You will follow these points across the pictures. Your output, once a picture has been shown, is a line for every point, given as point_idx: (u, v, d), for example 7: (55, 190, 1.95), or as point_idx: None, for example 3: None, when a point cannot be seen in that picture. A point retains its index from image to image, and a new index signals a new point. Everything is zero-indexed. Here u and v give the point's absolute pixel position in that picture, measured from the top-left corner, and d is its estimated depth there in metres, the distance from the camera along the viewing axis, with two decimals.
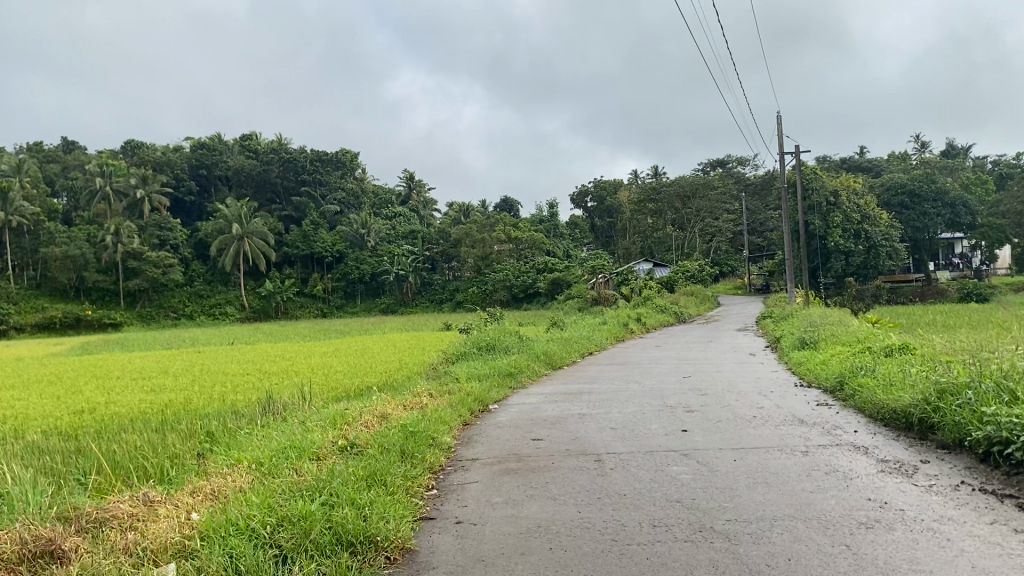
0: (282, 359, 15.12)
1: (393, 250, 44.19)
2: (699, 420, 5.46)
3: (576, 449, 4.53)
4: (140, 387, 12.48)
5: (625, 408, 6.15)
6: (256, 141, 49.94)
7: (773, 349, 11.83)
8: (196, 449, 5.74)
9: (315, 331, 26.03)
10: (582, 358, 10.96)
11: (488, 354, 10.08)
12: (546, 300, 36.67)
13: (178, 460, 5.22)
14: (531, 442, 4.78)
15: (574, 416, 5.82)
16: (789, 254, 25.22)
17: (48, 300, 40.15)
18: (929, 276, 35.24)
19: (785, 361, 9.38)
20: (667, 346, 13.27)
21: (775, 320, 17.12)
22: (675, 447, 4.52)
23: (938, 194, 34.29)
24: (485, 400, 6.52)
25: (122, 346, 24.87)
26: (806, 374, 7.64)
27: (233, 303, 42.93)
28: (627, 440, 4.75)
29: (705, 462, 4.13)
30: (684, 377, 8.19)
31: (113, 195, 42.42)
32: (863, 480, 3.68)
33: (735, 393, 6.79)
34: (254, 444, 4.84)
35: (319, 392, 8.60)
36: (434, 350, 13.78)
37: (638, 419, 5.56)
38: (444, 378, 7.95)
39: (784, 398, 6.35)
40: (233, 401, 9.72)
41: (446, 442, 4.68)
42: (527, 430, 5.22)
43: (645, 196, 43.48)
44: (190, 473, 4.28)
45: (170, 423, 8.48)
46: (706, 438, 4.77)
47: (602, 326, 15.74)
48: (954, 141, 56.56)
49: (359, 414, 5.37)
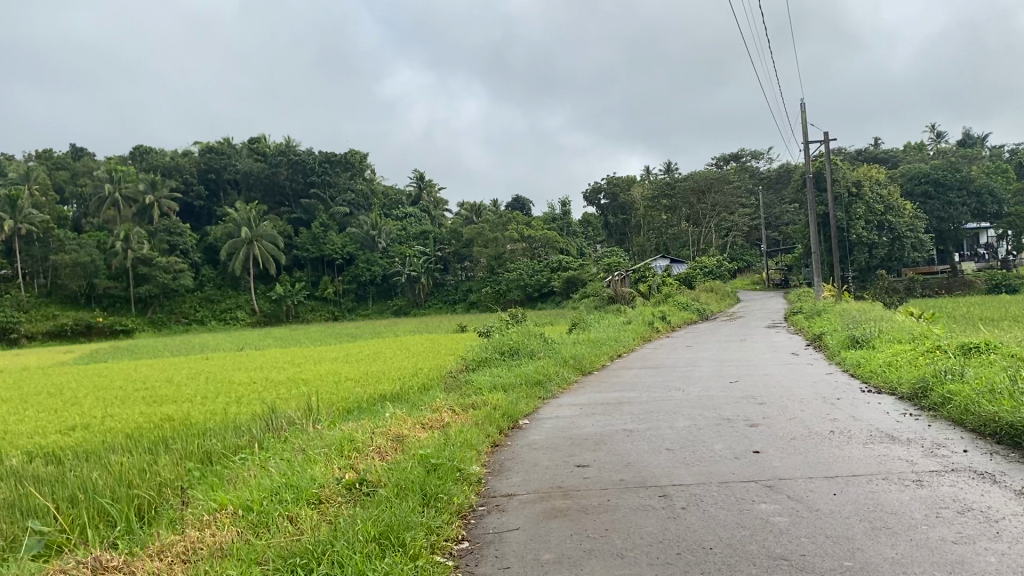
0: (291, 366, 14.39)
1: (405, 250, 43.41)
2: (770, 437, 4.65)
3: (633, 479, 3.75)
4: (140, 400, 11.74)
5: (677, 422, 5.35)
6: (265, 144, 49.44)
7: (817, 347, 10.97)
8: (179, 482, 4.93)
9: (326, 334, 25.32)
10: (611, 361, 10.12)
11: (511, 358, 9.28)
12: (560, 299, 35.97)
13: (154, 500, 4.43)
14: (576, 471, 3.98)
15: (620, 433, 5.03)
16: (817, 247, 24.15)
17: (59, 307, 39.68)
18: (954, 268, 34.35)
19: (838, 363, 8.51)
20: (698, 345, 12.40)
21: (806, 316, 16.25)
22: (752, 475, 3.73)
23: (962, 182, 33.35)
24: (514, 415, 5.72)
25: (131, 353, 24.23)
26: (871, 378, 6.81)
27: (245, 307, 42.36)
28: (693, 467, 3.96)
29: (800, 497, 3.34)
30: (731, 382, 7.37)
31: (123, 200, 41.85)
32: (1015, 525, 2.86)
33: (797, 402, 5.97)
34: (247, 479, 4.06)
35: (329, 406, 7.82)
36: (450, 355, 13.03)
37: (699, 436, 4.77)
38: (464, 388, 7.16)
39: (858, 408, 5.52)
40: (238, 415, 8.99)
41: (474, 473, 3.87)
42: (569, 454, 4.42)
43: (659, 192, 42.42)
44: (159, 522, 3.49)
45: (166, 443, 7.73)
46: (789, 463, 3.95)
47: (627, 326, 14.89)
48: (969, 130, 55.52)
49: (371, 438, 4.58)
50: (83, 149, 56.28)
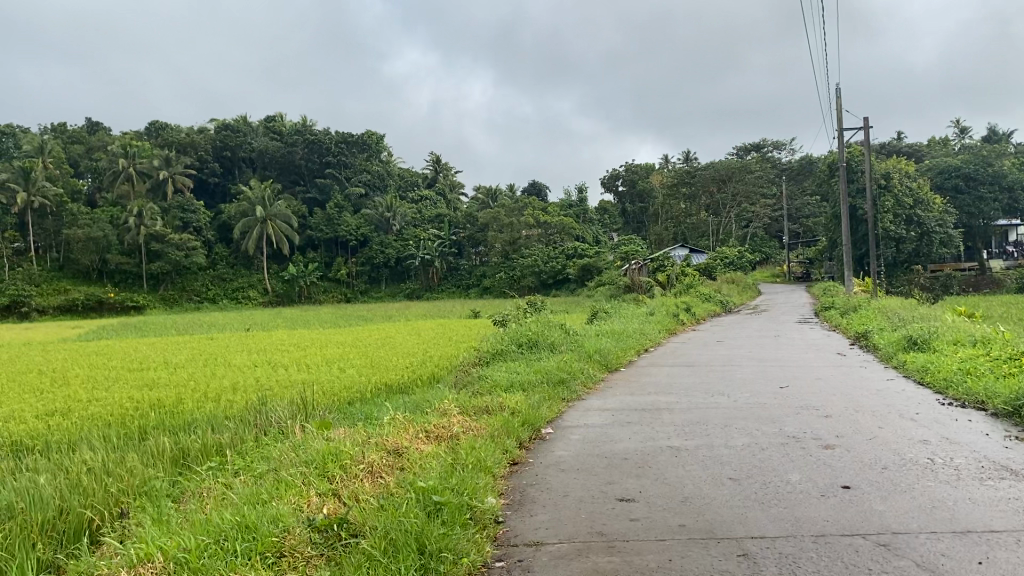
0: (294, 350, 13.62)
1: (419, 234, 42.48)
2: (855, 465, 3.76)
3: (699, 528, 2.88)
4: (132, 383, 10.96)
5: (732, 439, 4.45)
6: (281, 123, 48.83)
7: (863, 346, 10.02)
8: (120, 504, 4.03)
9: (338, 317, 24.48)
10: (640, 358, 9.21)
11: (528, 352, 8.40)
12: (576, 287, 35.55)
13: (82, 541, 3.53)
14: (620, 509, 3.13)
15: (665, 452, 4.15)
16: (848, 241, 23.04)
17: (70, 282, 38.97)
18: (983, 264, 33.09)
19: (897, 367, 7.56)
20: (729, 341, 11.45)
21: (840, 312, 15.33)
22: (854, 527, 2.83)
23: (994, 177, 31.97)
24: (536, 423, 4.84)
25: (136, 330, 23.53)
26: (948, 387, 5.92)
27: (257, 287, 41.73)
28: (769, 509, 3.08)
29: (935, 569, 2.44)
30: (782, 388, 6.47)
31: (137, 175, 40.94)
32: None
33: (869, 416, 5.04)
34: (198, 508, 3.19)
35: (323, 400, 6.95)
36: (463, 344, 12.15)
37: (768, 462, 3.87)
38: (476, 385, 6.27)
39: (950, 427, 4.61)
40: (226, 406, 8.16)
41: (490, 510, 3.00)
42: (607, 482, 3.56)
43: (680, 180, 41.19)
44: None
45: (141, 437, 6.86)
46: (893, 507, 3.08)
47: (652, 318, 14.03)
48: (995, 126, 54.29)
49: (360, 452, 3.72)
50: (98, 123, 55.57)
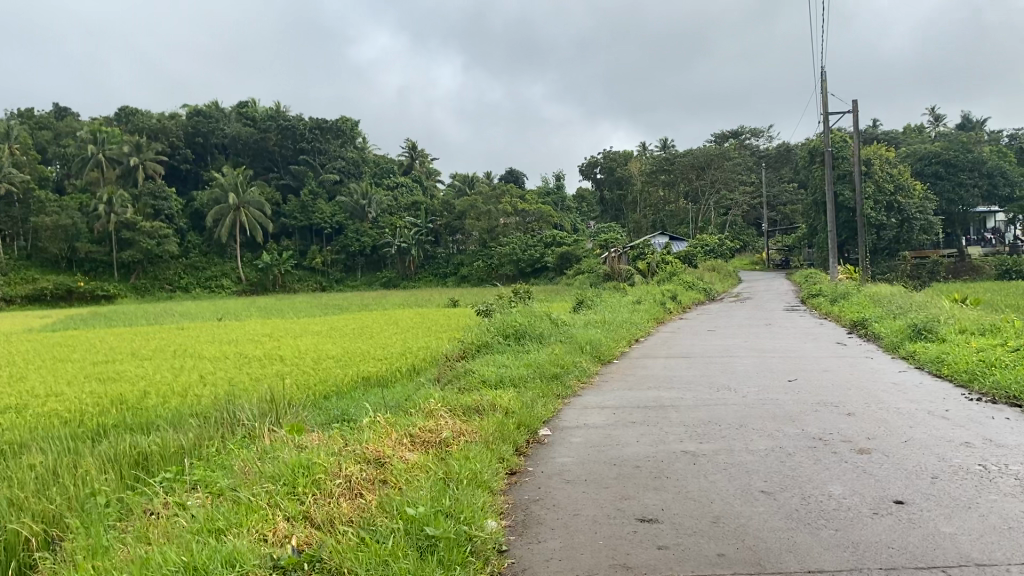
0: (266, 341, 13.03)
1: (396, 221, 41.72)
2: (900, 474, 3.31)
3: (742, 559, 2.41)
4: (98, 377, 10.31)
5: (752, 442, 3.99)
6: (253, 108, 47.82)
7: (861, 334, 9.63)
8: (59, 519, 3.45)
9: (316, 306, 23.81)
10: (631, 349, 8.74)
11: (515, 343, 7.92)
12: (554, 275, 34.65)
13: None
14: (643, 534, 2.65)
15: (681, 458, 3.68)
16: (831, 229, 22.68)
17: (39, 270, 37.93)
18: (962, 251, 32.95)
19: (905, 357, 7.16)
20: (721, 329, 11.03)
21: (828, 299, 15.00)
22: (928, 558, 2.38)
23: (974, 163, 31.86)
24: (533, 425, 4.36)
25: (104, 320, 22.70)
26: (970, 380, 5.51)
27: (230, 276, 40.95)
28: (822, 534, 2.62)
29: None
30: (790, 381, 6.04)
31: (106, 162, 39.70)
32: None
33: (894, 414, 4.60)
34: (138, 538, 2.65)
35: (298, 396, 6.41)
36: (444, 334, 11.62)
37: (802, 471, 3.40)
38: (463, 381, 5.79)
39: (989, 426, 4.18)
40: (192, 402, 7.60)
41: (493, 539, 2.52)
42: (623, 497, 3.07)
43: (658, 166, 40.63)
44: None
45: (98, 439, 6.26)
46: (962, 527, 2.63)
47: (638, 307, 13.59)
48: (968, 115, 54.52)
49: (335, 464, 3.20)
50: (66, 109, 54.25)
